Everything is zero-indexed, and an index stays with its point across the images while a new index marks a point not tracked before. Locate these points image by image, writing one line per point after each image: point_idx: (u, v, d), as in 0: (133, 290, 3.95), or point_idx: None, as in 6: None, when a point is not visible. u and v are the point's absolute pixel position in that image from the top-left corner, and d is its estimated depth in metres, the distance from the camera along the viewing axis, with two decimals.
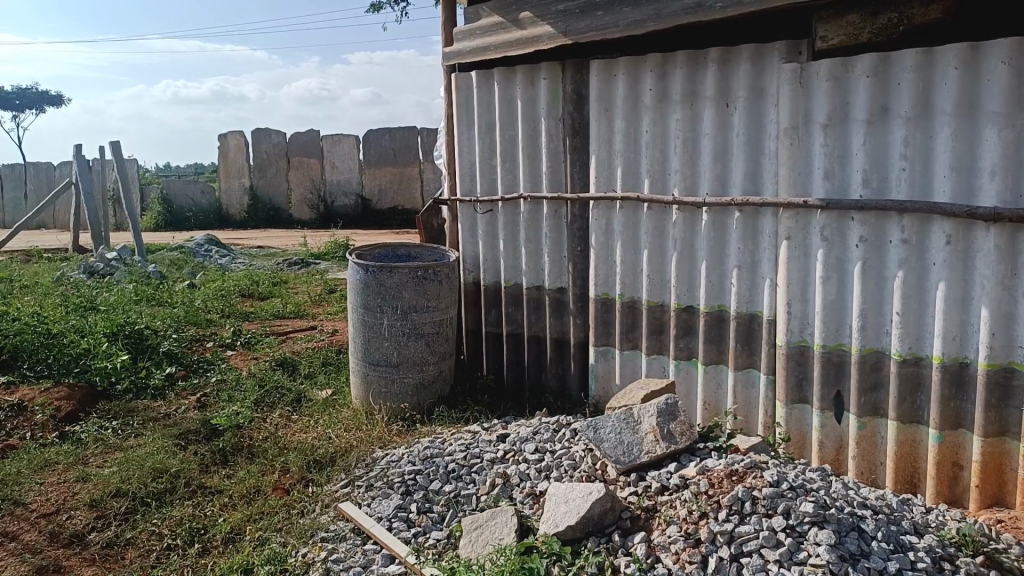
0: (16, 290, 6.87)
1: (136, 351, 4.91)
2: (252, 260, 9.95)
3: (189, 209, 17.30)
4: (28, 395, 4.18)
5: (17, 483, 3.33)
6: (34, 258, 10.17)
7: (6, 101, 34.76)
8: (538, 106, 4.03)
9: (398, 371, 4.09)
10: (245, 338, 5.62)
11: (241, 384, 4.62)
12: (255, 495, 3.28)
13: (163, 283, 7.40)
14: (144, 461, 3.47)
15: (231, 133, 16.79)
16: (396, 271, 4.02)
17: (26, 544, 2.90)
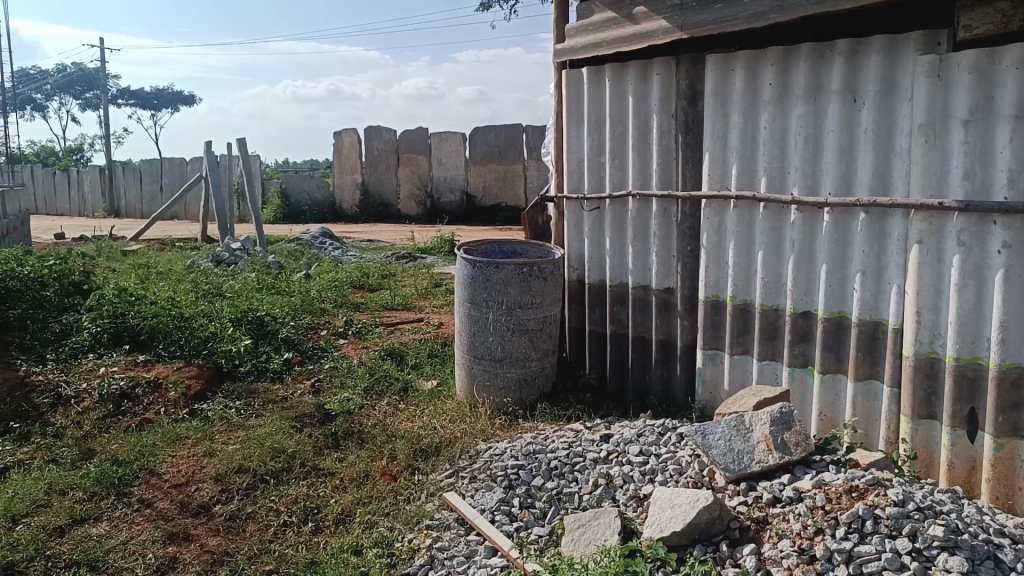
0: (153, 276, 7.43)
1: (257, 336, 5.21)
2: (362, 253, 10.33)
3: (305, 203, 18.19)
4: (162, 372, 4.51)
5: (153, 454, 3.60)
6: (168, 246, 10.99)
7: (146, 101, 37.68)
8: (650, 102, 3.96)
9: (502, 366, 4.13)
10: (356, 328, 5.84)
11: (352, 372, 4.81)
12: (364, 479, 3.40)
13: (282, 272, 7.81)
14: (264, 440, 3.67)
15: (346, 131, 17.49)
16: (503, 267, 4.06)
17: (160, 511, 3.13)
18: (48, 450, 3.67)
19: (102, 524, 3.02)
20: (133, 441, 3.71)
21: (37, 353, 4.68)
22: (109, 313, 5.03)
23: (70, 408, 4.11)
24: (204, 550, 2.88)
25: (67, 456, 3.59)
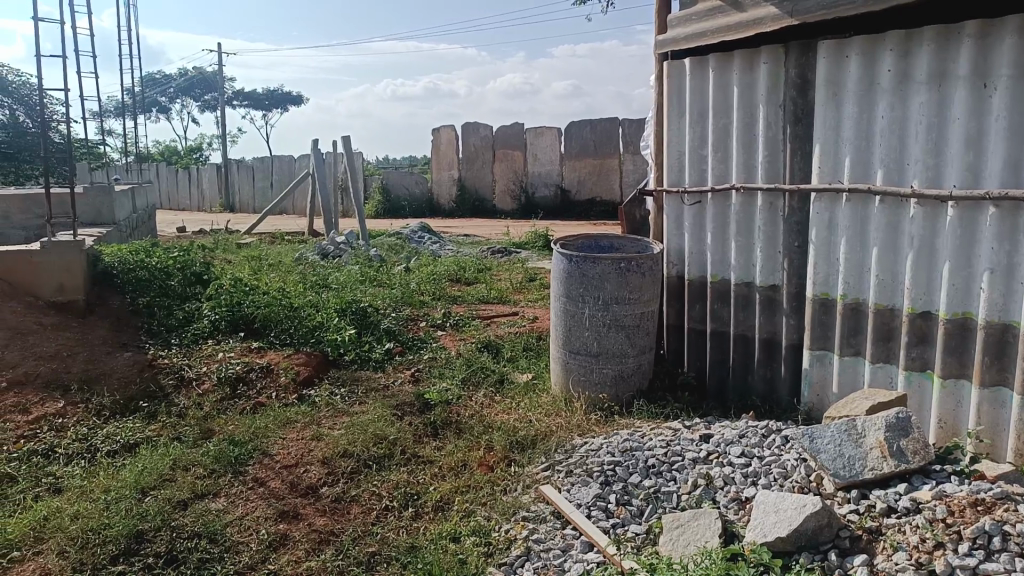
0: (265, 268, 7.84)
1: (361, 326, 5.41)
2: (459, 247, 10.53)
3: (405, 199, 18.69)
4: (274, 358, 4.76)
5: (265, 435, 3.81)
6: (278, 240, 11.56)
7: (259, 102, 39.75)
8: (756, 92, 3.82)
9: (598, 361, 4.10)
10: (454, 320, 5.97)
11: (450, 363, 4.92)
12: (462, 468, 3.47)
13: (383, 266, 8.07)
14: (367, 427, 3.81)
15: (443, 127, 17.83)
16: (600, 262, 4.03)
17: (272, 490, 3.30)
18: (173, 428, 3.94)
19: (220, 500, 3.22)
20: (247, 422, 3.93)
21: (163, 338, 5.03)
22: (226, 301, 5.35)
23: (192, 389, 4.40)
24: (312, 529, 3.02)
25: (189, 435, 3.85)
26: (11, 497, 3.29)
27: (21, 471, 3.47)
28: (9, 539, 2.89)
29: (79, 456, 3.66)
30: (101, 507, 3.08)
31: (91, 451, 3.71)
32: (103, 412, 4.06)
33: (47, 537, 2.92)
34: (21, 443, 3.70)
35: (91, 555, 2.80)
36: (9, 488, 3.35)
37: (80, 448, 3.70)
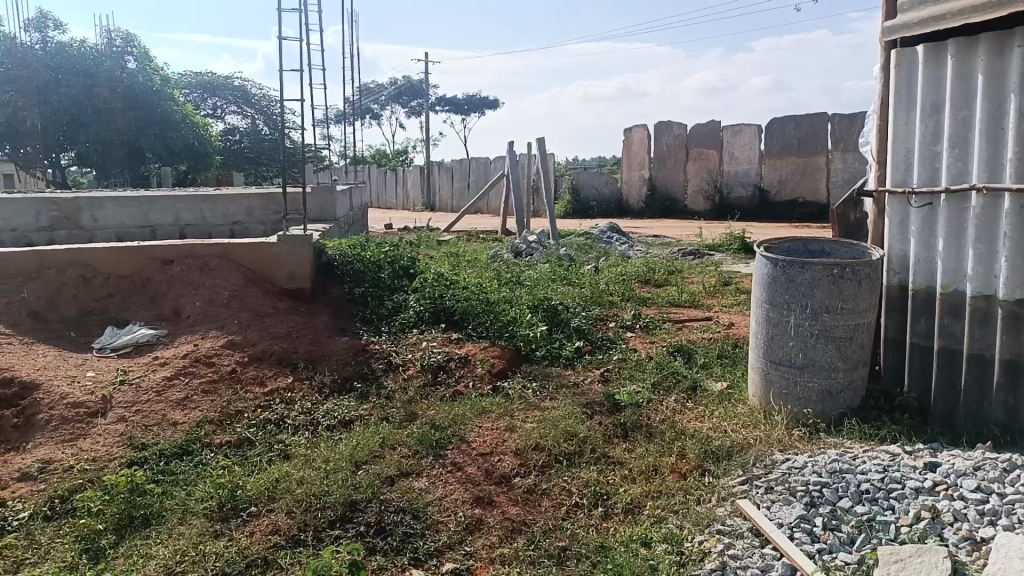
0: (462, 264, 8.24)
1: (552, 324, 5.51)
2: (649, 249, 10.37)
3: (594, 199, 18.75)
4: (471, 350, 4.98)
5: (463, 423, 4.00)
6: (474, 238, 12.11)
7: (458, 107, 41.99)
8: (1007, 79, 3.36)
9: (802, 374, 3.83)
10: (644, 322, 5.88)
11: (641, 366, 4.85)
12: (653, 473, 3.42)
13: (573, 265, 8.16)
14: (558, 423, 3.87)
15: (636, 126, 17.64)
16: (810, 268, 3.76)
17: (468, 475, 3.45)
18: (382, 409, 4.28)
19: (422, 480, 3.43)
20: (447, 409, 4.16)
21: (374, 326, 5.47)
22: (429, 294, 5.69)
23: (398, 373, 4.74)
24: (506, 518, 3.13)
25: (396, 417, 4.15)
26: (250, 459, 3.74)
27: (258, 437, 3.94)
28: (248, 495, 3.30)
29: (303, 428, 4.08)
30: (321, 475, 3.41)
31: (313, 424, 4.12)
32: (323, 390, 4.50)
33: (277, 498, 3.29)
34: (258, 412, 4.20)
35: (313, 518, 3.10)
36: (248, 452, 3.82)
37: (305, 421, 4.13)
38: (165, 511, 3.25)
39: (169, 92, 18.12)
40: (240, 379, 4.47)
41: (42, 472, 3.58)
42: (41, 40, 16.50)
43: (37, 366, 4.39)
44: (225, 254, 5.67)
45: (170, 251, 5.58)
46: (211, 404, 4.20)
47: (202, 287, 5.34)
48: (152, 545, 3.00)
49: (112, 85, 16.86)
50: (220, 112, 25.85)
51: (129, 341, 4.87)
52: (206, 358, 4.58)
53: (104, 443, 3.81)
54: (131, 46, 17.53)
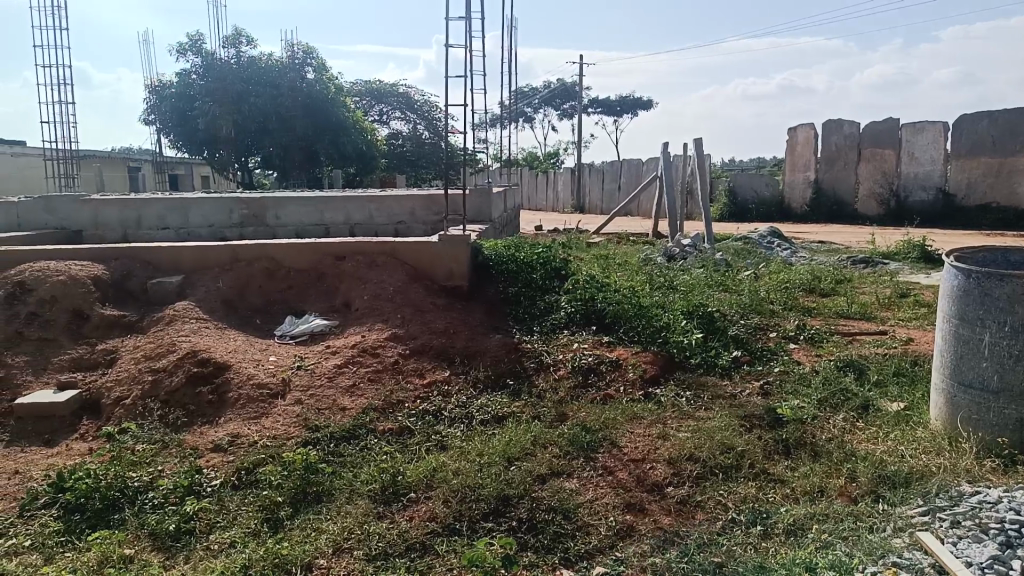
0: (615, 266, 8.18)
1: (708, 331, 5.34)
2: (814, 255, 9.76)
3: (753, 202, 17.92)
4: (623, 354, 4.94)
5: (615, 427, 3.96)
6: (625, 241, 11.98)
7: (612, 109, 41.77)
8: None
9: (998, 399, 3.44)
10: (809, 334, 5.55)
11: (805, 380, 4.57)
12: (819, 496, 3.22)
13: (730, 271, 7.84)
14: (714, 434, 3.74)
15: (802, 125, 16.68)
16: (1010, 281, 3.36)
17: (619, 480, 3.42)
18: (533, 407, 4.35)
19: (573, 481, 3.44)
20: (597, 412, 4.14)
21: (527, 325, 5.56)
22: (581, 296, 5.69)
23: (550, 373, 4.79)
24: (658, 527, 3.07)
25: (547, 416, 4.19)
26: (410, 447, 3.94)
27: (418, 427, 4.14)
28: (408, 481, 3.47)
29: (459, 421, 4.23)
30: (475, 468, 3.51)
31: (469, 418, 4.26)
32: (478, 385, 4.64)
33: (435, 486, 3.43)
34: (418, 402, 4.41)
35: (468, 509, 3.20)
36: (408, 440, 4.02)
37: (460, 414, 4.28)
38: (334, 490, 3.49)
39: (342, 100, 19.43)
40: (402, 370, 4.71)
41: (231, 445, 3.97)
42: (236, 55, 18.25)
43: (228, 348, 4.87)
44: (390, 251, 6.00)
45: (342, 248, 6.00)
46: (375, 392, 4.45)
47: (370, 282, 5.69)
48: (323, 521, 3.23)
49: (294, 94, 18.30)
50: (386, 118, 27.34)
51: (305, 331, 5.29)
52: (372, 349, 4.87)
53: (282, 422, 4.16)
54: (311, 58, 18.97)
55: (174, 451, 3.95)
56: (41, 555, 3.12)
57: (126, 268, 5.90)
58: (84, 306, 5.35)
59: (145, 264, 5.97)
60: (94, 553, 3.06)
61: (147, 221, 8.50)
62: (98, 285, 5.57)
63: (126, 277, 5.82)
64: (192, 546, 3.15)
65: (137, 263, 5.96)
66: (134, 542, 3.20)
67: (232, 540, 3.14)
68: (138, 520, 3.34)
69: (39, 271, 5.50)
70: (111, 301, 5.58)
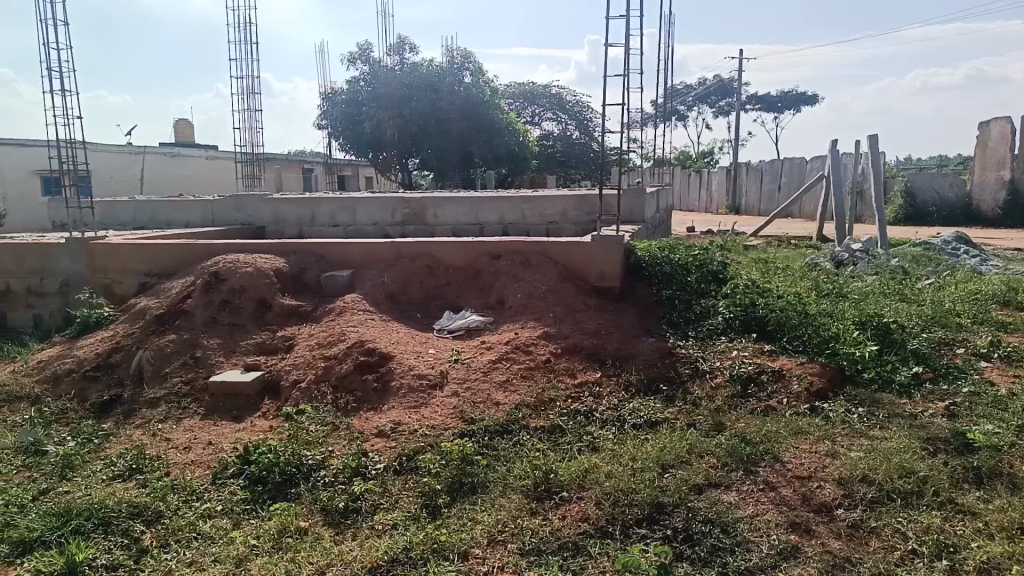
0: (776, 271, 7.77)
1: (884, 344, 4.94)
2: (1009, 264, 8.75)
3: (933, 204, 16.35)
4: (787, 364, 4.67)
5: (777, 441, 3.75)
6: (786, 244, 11.35)
7: (771, 105, 39.76)
8: None
9: None
10: (1005, 351, 4.97)
11: (1001, 403, 4.10)
12: (1018, 533, 2.88)
13: (909, 279, 7.21)
14: (891, 456, 3.45)
15: (996, 119, 14.95)
16: None
17: (783, 497, 3.24)
18: (689, 415, 4.22)
19: (731, 494, 3.30)
20: (758, 424, 3.94)
21: (682, 329, 5.41)
22: (741, 301, 5.45)
23: (706, 381, 4.63)
24: (826, 550, 2.87)
25: (703, 425, 4.05)
26: (561, 446, 3.96)
27: (570, 426, 4.15)
28: (561, 480, 3.48)
29: (611, 423, 4.20)
30: (629, 472, 3.46)
31: (621, 420, 4.22)
32: (630, 388, 4.59)
33: (587, 487, 3.42)
34: (569, 402, 4.42)
35: (621, 512, 3.16)
36: (560, 439, 4.04)
37: (612, 417, 4.24)
38: (489, 482, 3.58)
39: (497, 103, 19.92)
40: (554, 369, 4.74)
41: (393, 432, 4.18)
42: (399, 62, 19.25)
43: (391, 340, 5.13)
44: (544, 251, 6.06)
45: (498, 246, 6.13)
46: (528, 389, 4.52)
47: (524, 281, 5.78)
48: (479, 511, 3.32)
49: (452, 98, 18.99)
50: (537, 119, 27.65)
51: (462, 326, 5.47)
52: (525, 346, 4.94)
53: (440, 413, 4.32)
54: (468, 63, 19.63)
55: (343, 434, 4.23)
56: (231, 520, 3.45)
57: (303, 262, 6.39)
58: (267, 295, 5.86)
59: (319, 258, 6.44)
60: (275, 522, 3.34)
61: (321, 219, 9.17)
62: (279, 277, 6.08)
63: (303, 270, 6.30)
64: (359, 523, 3.35)
65: (312, 258, 6.44)
66: (309, 515, 3.45)
67: (395, 522, 3.31)
68: (312, 496, 3.61)
69: (231, 263, 6.08)
70: (290, 292, 6.07)
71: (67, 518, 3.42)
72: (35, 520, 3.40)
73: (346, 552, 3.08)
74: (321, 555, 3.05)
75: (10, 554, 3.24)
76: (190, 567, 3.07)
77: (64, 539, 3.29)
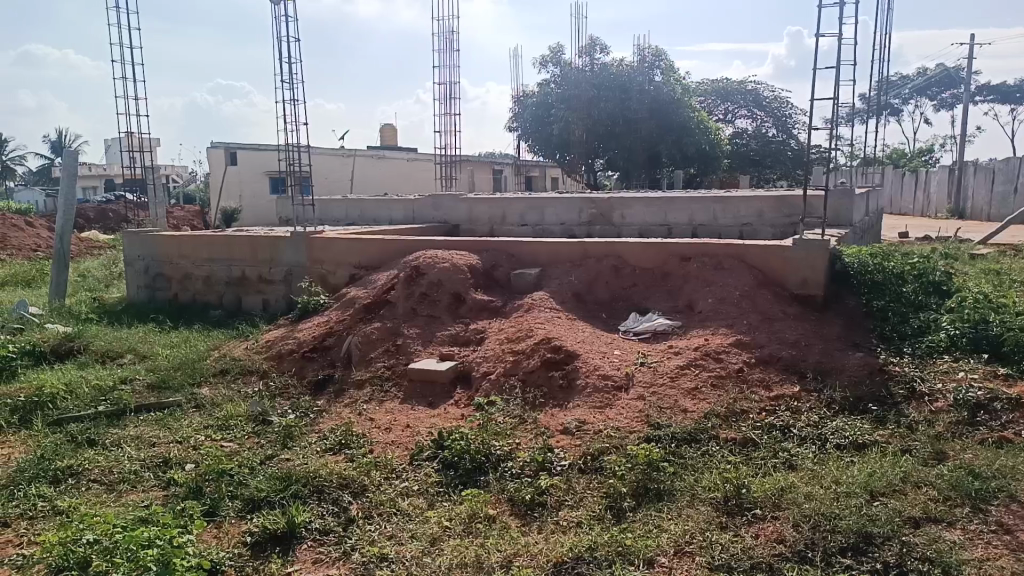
0: (1012, 283, 6.85)
1: None
2: None
3: None
4: None
5: (1014, 477, 3.29)
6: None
7: (1007, 95, 35.04)
8: None
9: None
10: None
11: None
12: None
13: None
14: None
15: None
16: None
17: (1021, 543, 2.84)
18: (903, 439, 3.84)
19: (955, 532, 2.94)
20: (989, 455, 3.49)
21: (895, 345, 4.92)
22: (969, 317, 4.91)
23: (924, 404, 4.18)
24: None
25: (920, 452, 3.66)
26: (755, 460, 3.76)
27: (764, 440, 3.93)
28: (754, 497, 3.30)
29: (810, 441, 3.92)
30: (831, 496, 3.21)
31: (822, 440, 3.92)
32: (833, 405, 4.25)
33: (783, 507, 3.21)
34: (764, 415, 4.18)
35: (822, 538, 2.94)
36: (753, 453, 3.84)
37: (812, 435, 3.96)
38: (676, 490, 3.48)
39: (688, 101, 19.38)
40: (747, 379, 4.51)
41: (579, 430, 4.21)
42: (589, 63, 19.33)
43: (578, 339, 5.17)
44: (739, 254, 5.79)
45: (689, 248, 5.95)
46: (718, 398, 4.34)
47: (716, 285, 5.57)
48: (665, 519, 3.24)
49: (642, 96, 18.73)
50: (731, 117, 26.50)
51: (649, 328, 5.38)
52: (716, 354, 4.75)
53: (626, 415, 4.28)
54: (659, 61, 19.22)
55: (530, 428, 4.33)
56: (426, 500, 3.66)
57: (495, 258, 6.62)
58: (462, 290, 6.15)
59: (510, 255, 6.64)
60: (466, 507, 3.49)
61: (511, 217, 9.45)
62: (472, 272, 6.35)
63: (494, 267, 6.53)
64: (544, 517, 3.41)
65: (503, 256, 6.64)
66: (497, 504, 3.57)
67: (579, 520, 3.32)
68: (500, 485, 3.73)
69: (430, 258, 6.45)
70: (482, 288, 6.32)
71: (288, 482, 3.81)
72: (262, 481, 3.84)
73: (532, 544, 3.14)
74: (509, 544, 3.14)
75: (243, 510, 3.68)
76: (390, 540, 3.30)
77: (285, 502, 3.68)
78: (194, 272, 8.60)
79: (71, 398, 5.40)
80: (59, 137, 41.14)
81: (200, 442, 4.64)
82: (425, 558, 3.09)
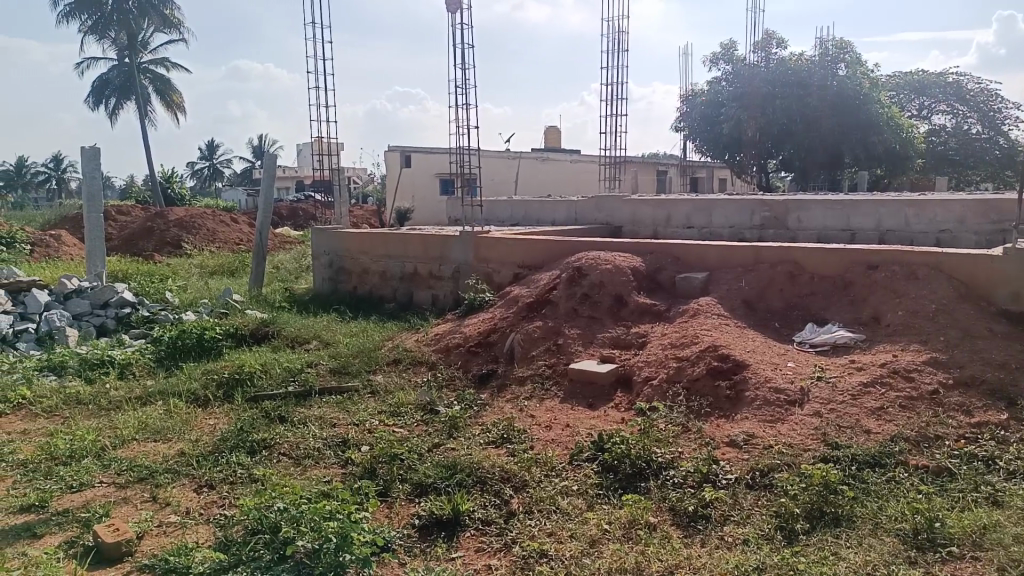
0: None
1: None
2: None
3: None
4: None
5: None
6: None
7: None
8: None
9: None
10: None
11: None
12: None
13: None
14: None
15: None
16: None
17: None
18: None
19: None
20: None
21: None
22: None
23: None
24: None
25: None
26: (951, 493, 3.39)
27: (962, 471, 3.54)
28: (950, 533, 2.98)
29: (1020, 476, 3.47)
30: None
31: None
32: None
33: (986, 547, 2.88)
34: (962, 443, 3.76)
35: None
36: (948, 484, 3.47)
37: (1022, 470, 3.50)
38: (856, 517, 3.22)
39: (877, 96, 17.86)
40: (943, 402, 4.08)
41: (747, 443, 4.01)
42: (764, 58, 18.50)
43: (747, 348, 4.93)
44: (936, 263, 5.25)
45: (877, 256, 5.48)
46: (908, 420, 3.96)
47: (907, 297, 5.09)
48: (843, 547, 3.00)
49: (823, 91, 17.50)
50: (927, 112, 24.06)
51: (827, 340, 5.03)
52: (906, 372, 4.34)
53: (800, 431, 4.02)
54: (844, 53, 17.93)
55: (693, 437, 4.20)
56: (585, 501, 3.66)
57: (660, 261, 6.48)
58: (625, 292, 6.09)
59: (675, 259, 6.47)
60: (626, 512, 3.45)
61: (677, 220, 9.22)
62: (635, 275, 6.27)
63: (658, 270, 6.39)
64: (708, 531, 3.29)
65: (667, 259, 6.49)
66: (658, 512, 3.50)
67: (746, 538, 3.17)
68: (662, 493, 3.65)
69: (593, 259, 6.44)
70: (645, 291, 6.21)
71: (453, 471, 3.98)
72: (430, 468, 4.03)
73: (695, 557, 3.04)
74: (671, 554, 3.06)
75: (412, 493, 3.88)
76: (550, 537, 3.34)
77: (451, 489, 3.83)
78: (372, 267, 9.20)
79: (266, 377, 5.98)
80: (260, 142, 45.71)
81: (374, 426, 4.96)
82: (584, 558, 3.09)
